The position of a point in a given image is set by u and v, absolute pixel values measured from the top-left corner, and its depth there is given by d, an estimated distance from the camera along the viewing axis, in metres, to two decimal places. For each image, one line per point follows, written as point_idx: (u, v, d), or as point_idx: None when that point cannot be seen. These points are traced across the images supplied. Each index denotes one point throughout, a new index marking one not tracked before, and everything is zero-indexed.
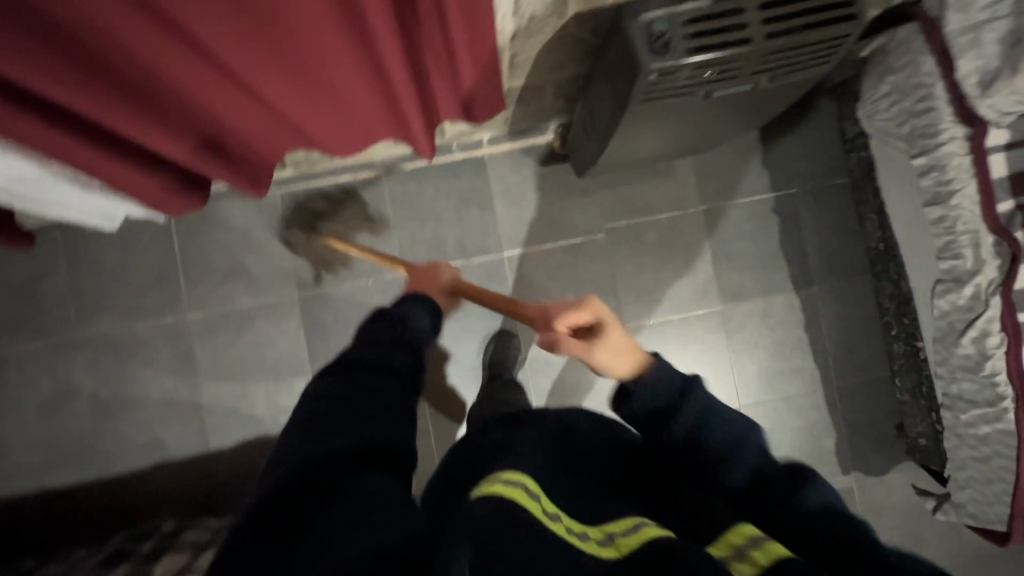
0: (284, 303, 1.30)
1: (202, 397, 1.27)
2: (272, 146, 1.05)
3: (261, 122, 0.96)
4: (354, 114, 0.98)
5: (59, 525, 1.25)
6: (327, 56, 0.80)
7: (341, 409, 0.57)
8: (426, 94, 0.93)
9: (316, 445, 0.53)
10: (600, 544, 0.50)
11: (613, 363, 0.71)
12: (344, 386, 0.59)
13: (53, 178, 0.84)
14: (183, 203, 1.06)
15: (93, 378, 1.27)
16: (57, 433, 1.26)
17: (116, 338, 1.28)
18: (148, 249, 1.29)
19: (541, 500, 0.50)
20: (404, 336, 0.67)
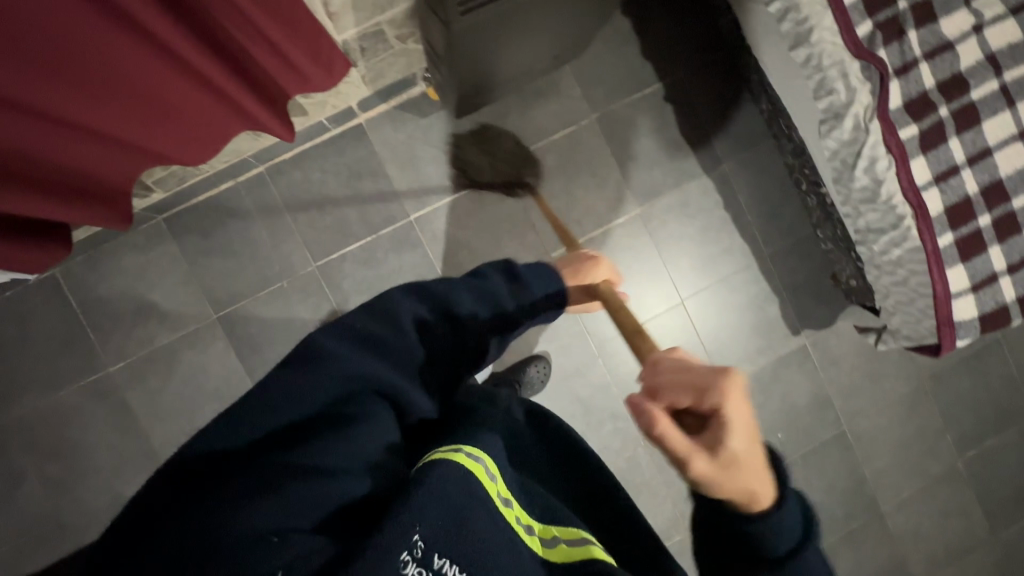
0: (205, 329, 1.25)
1: (152, 443, 1.24)
2: (116, 175, 0.94)
3: (107, 155, 0.88)
4: (191, 117, 0.89)
5: None
6: (120, 50, 0.70)
7: (383, 348, 0.70)
8: (250, 70, 0.86)
9: (334, 379, 0.64)
10: (544, 543, 0.62)
11: (704, 483, 0.48)
12: (402, 342, 0.71)
13: None
14: (40, 257, 0.97)
15: (35, 457, 1.23)
16: (18, 519, 1.23)
17: (43, 412, 1.23)
18: (46, 313, 1.23)
19: (496, 481, 0.61)
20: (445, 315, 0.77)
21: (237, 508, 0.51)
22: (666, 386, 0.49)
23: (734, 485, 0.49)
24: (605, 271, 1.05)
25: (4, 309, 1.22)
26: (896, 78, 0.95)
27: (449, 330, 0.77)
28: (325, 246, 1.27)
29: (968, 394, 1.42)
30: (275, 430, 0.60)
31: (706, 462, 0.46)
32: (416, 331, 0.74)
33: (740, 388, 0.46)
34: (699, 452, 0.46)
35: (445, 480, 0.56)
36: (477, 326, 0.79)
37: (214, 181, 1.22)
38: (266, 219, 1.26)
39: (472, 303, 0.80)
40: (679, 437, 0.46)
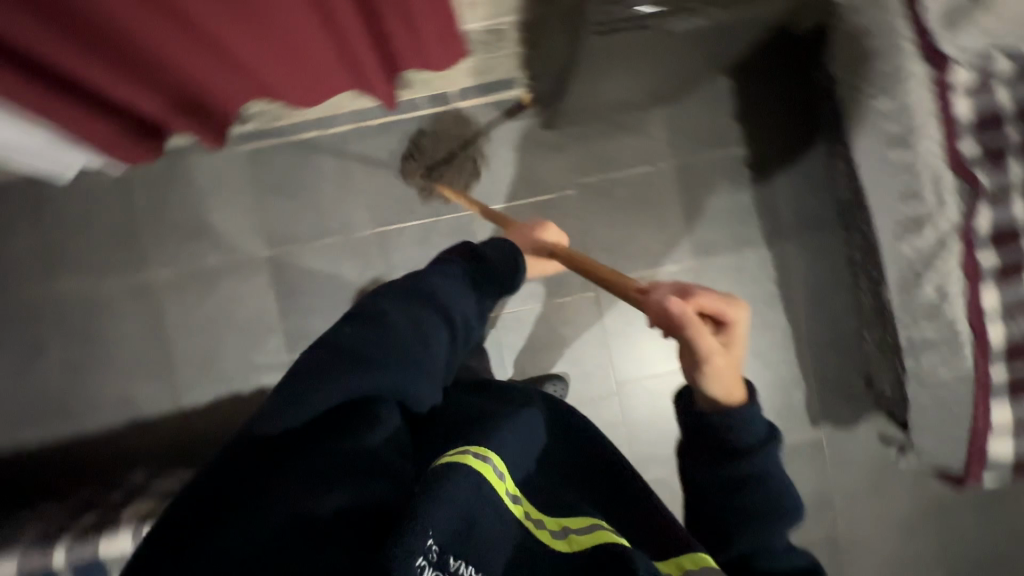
0: (254, 262, 1.29)
1: (172, 355, 1.27)
2: (222, 95, 0.95)
3: (240, 89, 0.95)
4: (321, 77, 0.96)
5: (31, 482, 1.25)
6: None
7: (388, 343, 0.74)
8: (386, 47, 0.93)
9: (344, 387, 0.70)
10: (554, 535, 0.63)
11: (711, 385, 0.65)
12: (400, 333, 0.76)
13: (28, 129, 0.84)
14: (125, 143, 0.99)
15: (62, 337, 1.27)
16: (29, 391, 1.26)
17: (82, 298, 1.27)
18: (112, 207, 1.28)
19: (506, 480, 0.62)
20: (426, 307, 0.81)
21: (267, 504, 0.58)
22: (697, 300, 0.64)
23: (728, 390, 0.66)
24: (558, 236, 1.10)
25: (76, 192, 1.27)
26: (988, 201, 0.95)
27: (438, 318, 0.81)
28: (386, 215, 1.31)
29: (975, 536, 1.37)
30: (299, 430, 0.67)
31: (720, 367, 0.64)
32: (408, 320, 0.78)
33: (746, 310, 0.65)
34: (717, 361, 0.64)
35: (459, 484, 0.57)
36: (462, 313, 0.85)
37: (302, 125, 1.26)
38: (338, 176, 1.30)
39: (450, 293, 0.85)
40: (709, 345, 0.62)
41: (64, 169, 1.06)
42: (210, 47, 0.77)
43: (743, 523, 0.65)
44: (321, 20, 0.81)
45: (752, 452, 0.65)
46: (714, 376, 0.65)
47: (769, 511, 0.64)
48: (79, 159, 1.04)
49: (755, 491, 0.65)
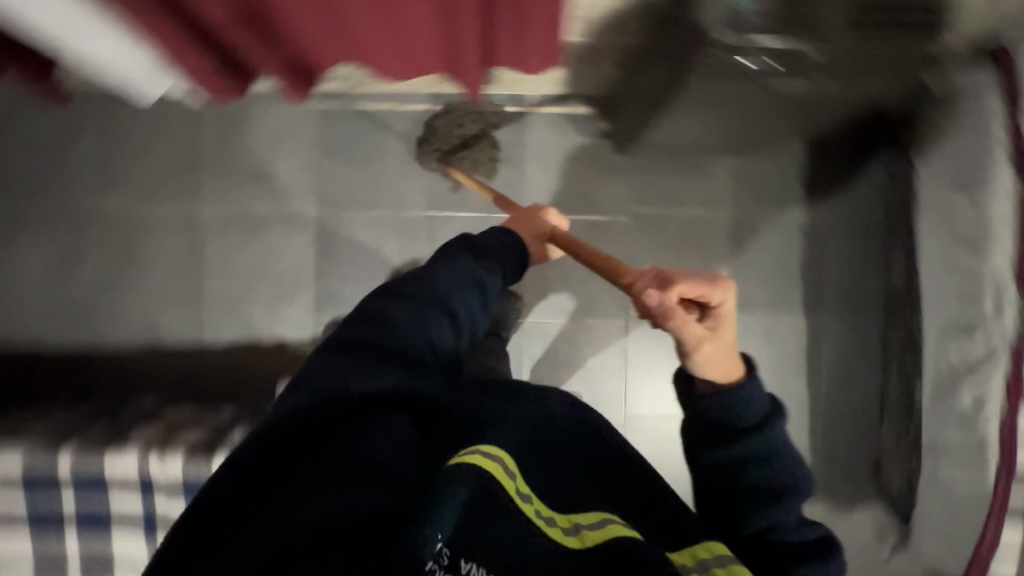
0: (301, 218, 1.30)
1: (203, 290, 1.29)
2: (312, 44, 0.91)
3: (338, 49, 0.95)
4: (419, 55, 0.96)
5: (43, 382, 1.27)
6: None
7: (392, 350, 0.70)
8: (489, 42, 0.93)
9: (354, 386, 0.65)
10: (565, 532, 0.56)
11: (700, 366, 0.63)
12: (400, 335, 0.71)
13: (128, 44, 0.86)
14: (205, 76, 0.95)
15: (102, 250, 1.28)
16: (59, 295, 1.28)
17: (129, 217, 1.29)
18: (177, 135, 1.29)
19: (515, 479, 0.58)
20: (430, 303, 0.75)
21: (277, 508, 0.53)
22: (682, 283, 0.61)
23: (717, 370, 0.63)
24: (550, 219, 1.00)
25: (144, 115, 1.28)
26: None
27: (440, 318, 0.74)
28: (439, 201, 1.31)
29: None
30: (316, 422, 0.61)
31: (706, 349, 0.62)
32: (409, 320, 0.72)
33: (732, 289, 0.63)
34: (702, 343, 0.62)
35: (469, 484, 0.54)
36: (467, 313, 0.77)
37: (379, 97, 1.27)
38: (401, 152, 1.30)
39: (455, 291, 0.77)
40: (691, 330, 0.61)
41: (148, 91, 1.08)
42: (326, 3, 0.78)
43: (752, 503, 0.62)
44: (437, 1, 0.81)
45: (759, 429, 0.63)
46: (702, 357, 0.63)
47: (778, 493, 0.62)
48: (165, 84, 1.05)
49: (766, 467, 0.63)
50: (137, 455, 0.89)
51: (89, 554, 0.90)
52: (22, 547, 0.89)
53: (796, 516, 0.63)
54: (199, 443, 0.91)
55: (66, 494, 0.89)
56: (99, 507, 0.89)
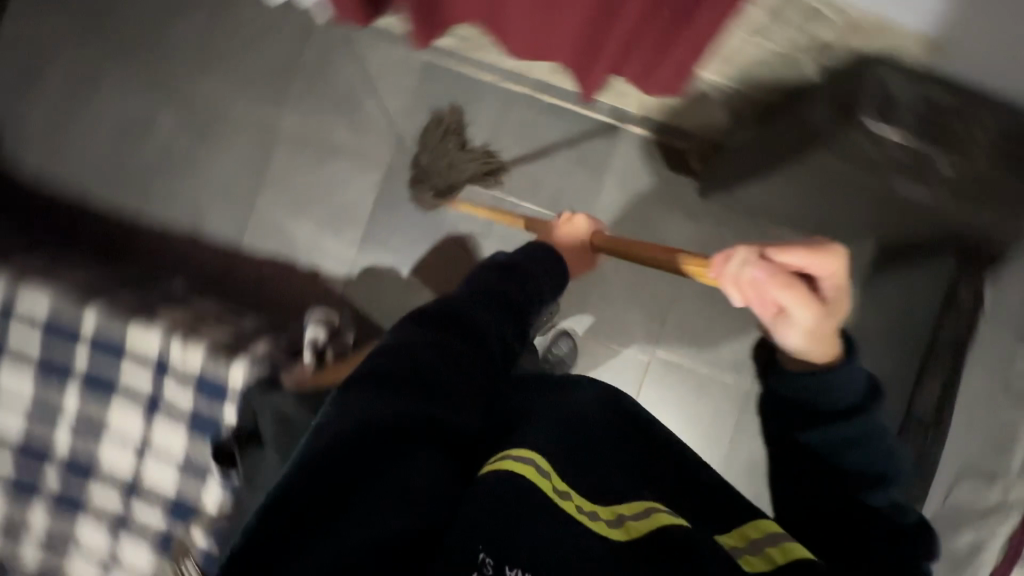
0: (373, 158, 1.27)
1: (258, 196, 1.28)
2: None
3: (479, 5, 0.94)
4: (548, 44, 0.93)
5: (81, 231, 1.27)
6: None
7: (416, 371, 0.55)
8: (622, 60, 0.91)
9: (381, 405, 0.51)
10: (609, 524, 0.51)
11: (805, 346, 0.60)
12: (423, 358, 0.56)
13: None
14: None
15: (176, 126, 1.28)
16: (121, 155, 1.28)
17: (211, 102, 1.27)
18: (283, 39, 1.27)
19: (551, 477, 0.52)
20: (456, 327, 0.61)
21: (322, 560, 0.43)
22: (785, 258, 0.58)
23: (823, 348, 0.60)
24: (587, 232, 0.93)
25: (257, 9, 1.27)
26: None
27: (468, 340, 0.61)
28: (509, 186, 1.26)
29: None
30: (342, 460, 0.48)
31: (818, 330, 0.58)
32: (432, 345, 0.58)
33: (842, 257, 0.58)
34: (812, 325, 0.58)
35: (499, 494, 0.49)
36: (501, 337, 0.65)
37: (486, 67, 1.23)
38: (487, 127, 1.25)
39: (486, 314, 0.64)
40: (803, 313, 0.57)
41: None
42: None
43: (836, 476, 0.62)
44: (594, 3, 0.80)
45: (852, 409, 0.61)
46: (816, 335, 0.59)
47: (859, 470, 0.61)
48: None
49: (851, 443, 0.61)
50: (160, 335, 0.88)
51: (84, 414, 0.89)
52: (23, 386, 0.89)
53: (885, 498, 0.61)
54: (222, 344, 0.89)
55: (81, 349, 0.89)
56: (107, 373, 0.89)
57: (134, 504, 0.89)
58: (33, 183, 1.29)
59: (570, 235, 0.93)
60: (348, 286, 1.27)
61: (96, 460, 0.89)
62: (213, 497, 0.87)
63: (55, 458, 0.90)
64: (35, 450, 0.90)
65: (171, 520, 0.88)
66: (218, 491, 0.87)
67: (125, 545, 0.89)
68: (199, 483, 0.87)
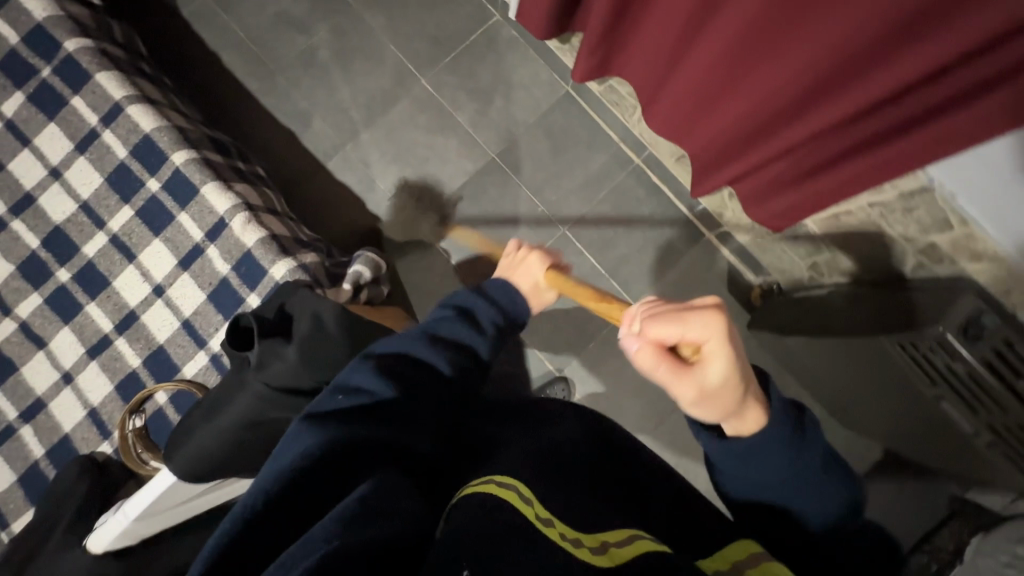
0: (479, 149, 1.32)
1: (363, 131, 1.33)
2: (641, 41, 0.94)
3: (652, 65, 0.95)
4: (698, 124, 0.94)
5: (198, 84, 1.32)
6: (842, 31, 0.63)
7: (383, 405, 0.59)
8: (746, 179, 0.89)
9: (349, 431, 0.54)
10: (593, 549, 0.45)
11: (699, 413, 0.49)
12: (384, 393, 0.59)
13: None
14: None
15: (327, 41, 1.34)
16: (267, 39, 1.33)
17: (368, 37, 1.34)
18: (457, 17, 1.34)
19: (533, 505, 0.48)
20: (417, 370, 0.64)
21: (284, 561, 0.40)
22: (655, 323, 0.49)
23: (726, 413, 0.49)
24: (540, 270, 0.74)
25: None
26: None
27: (427, 383, 0.63)
28: (585, 233, 1.28)
29: None
30: (322, 473, 0.51)
31: (693, 399, 0.48)
32: (393, 385, 0.61)
33: (716, 317, 0.47)
34: (690, 395, 0.48)
35: (481, 513, 0.45)
36: (457, 389, 0.66)
37: (619, 124, 1.28)
38: (591, 175, 1.29)
39: (444, 359, 0.65)
40: (675, 386, 0.48)
41: None
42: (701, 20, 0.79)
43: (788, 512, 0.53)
44: (758, 110, 0.80)
45: (789, 435, 0.50)
46: (711, 406, 0.49)
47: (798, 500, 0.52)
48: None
49: (795, 476, 0.51)
50: (232, 202, 0.89)
51: (126, 232, 0.89)
52: (88, 181, 0.89)
53: (824, 514, 0.52)
54: (278, 236, 0.90)
55: (158, 177, 0.89)
56: (168, 210, 0.89)
57: (121, 336, 0.87)
58: (179, 22, 1.33)
59: (517, 272, 0.75)
60: (395, 246, 1.30)
61: (110, 279, 0.88)
62: (196, 369, 0.85)
63: (74, 258, 0.89)
64: (62, 242, 0.89)
65: (145, 367, 0.86)
66: (203, 363, 0.85)
67: (90, 367, 0.87)
68: (190, 347, 0.86)
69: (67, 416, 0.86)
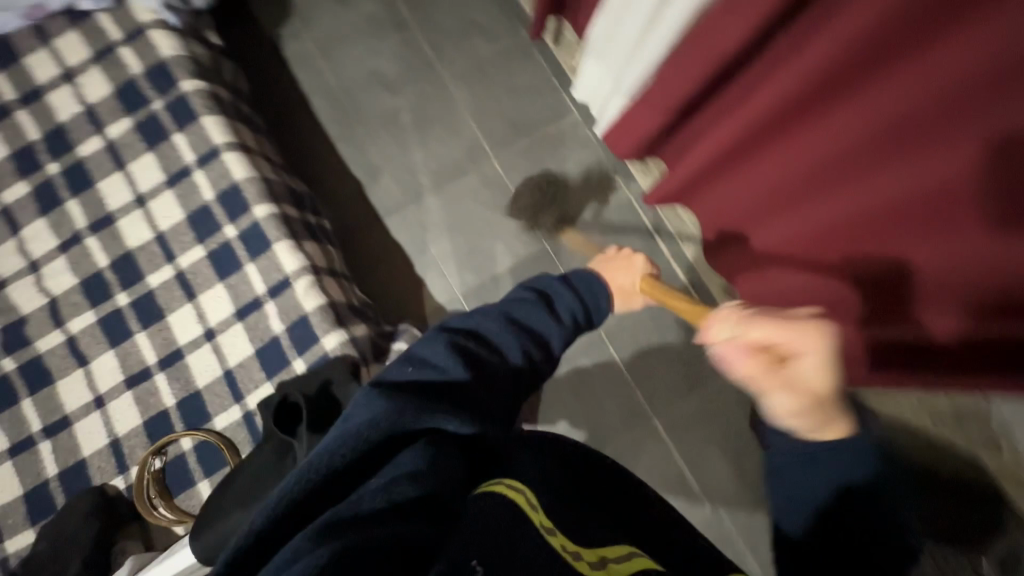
0: (535, 236, 1.33)
1: (427, 195, 1.35)
2: (739, 180, 0.86)
3: (737, 200, 0.88)
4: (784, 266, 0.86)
5: (285, 122, 1.38)
6: (985, 246, 0.60)
7: (451, 383, 0.58)
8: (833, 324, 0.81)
9: (405, 409, 0.52)
10: (591, 563, 0.43)
11: (795, 424, 0.54)
12: (455, 373, 0.59)
13: (641, 60, 0.85)
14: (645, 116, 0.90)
15: (411, 104, 1.39)
16: (357, 92, 1.39)
17: (450, 107, 1.38)
18: (540, 106, 1.37)
19: (536, 509, 0.46)
20: (484, 356, 0.62)
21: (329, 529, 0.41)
22: (756, 329, 0.59)
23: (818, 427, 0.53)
24: (641, 273, 0.81)
25: (538, 73, 1.38)
26: None
27: (491, 370, 0.61)
28: None
29: None
30: (371, 452, 0.50)
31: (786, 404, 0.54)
32: (464, 365, 0.60)
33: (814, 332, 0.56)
34: (789, 401, 0.53)
35: (490, 511, 0.44)
36: (519, 376, 0.64)
37: (675, 244, 1.30)
38: None
39: (516, 344, 0.65)
40: (772, 390, 0.55)
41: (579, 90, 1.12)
42: (821, 174, 0.73)
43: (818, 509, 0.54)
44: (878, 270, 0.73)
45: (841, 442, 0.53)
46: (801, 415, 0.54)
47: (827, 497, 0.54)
48: (597, 100, 1.06)
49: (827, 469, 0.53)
50: (300, 263, 0.90)
51: (192, 271, 0.91)
52: (170, 214, 0.92)
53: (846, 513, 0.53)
54: (336, 304, 0.91)
55: (236, 224, 0.92)
56: (238, 258, 0.91)
57: (162, 372, 0.88)
58: (280, 62, 1.40)
59: (618, 270, 0.82)
60: (435, 313, 1.31)
61: (166, 312, 0.89)
62: (227, 422, 0.85)
63: (137, 285, 0.90)
64: (129, 267, 0.91)
65: (178, 409, 0.86)
66: (235, 418, 0.86)
67: (124, 397, 0.87)
68: (226, 399, 0.86)
69: (89, 441, 0.86)
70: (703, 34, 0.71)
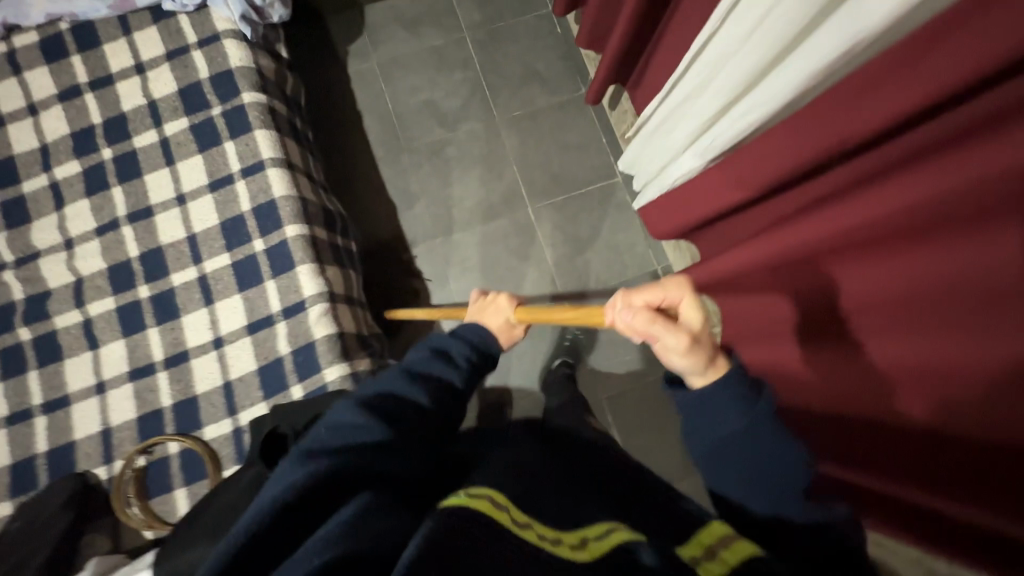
0: (554, 292, 1.32)
1: (457, 230, 1.36)
2: (783, 285, 0.81)
3: (779, 301, 0.83)
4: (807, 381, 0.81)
5: (335, 135, 1.41)
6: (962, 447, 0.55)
7: (370, 442, 0.55)
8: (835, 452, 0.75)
9: (326, 464, 0.51)
10: (573, 547, 0.45)
11: (685, 365, 0.51)
12: (373, 431, 0.56)
13: (703, 151, 0.83)
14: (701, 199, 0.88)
15: (459, 139, 1.41)
16: (410, 119, 1.42)
17: (496, 149, 1.40)
18: (584, 165, 1.38)
19: (508, 511, 0.47)
20: (393, 409, 0.60)
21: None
22: (638, 295, 0.52)
23: (706, 364, 0.52)
24: (508, 313, 0.74)
25: (588, 133, 1.40)
26: None
27: (407, 421, 0.59)
28: None
29: None
30: (297, 509, 0.48)
31: (685, 346, 0.49)
32: (377, 420, 0.57)
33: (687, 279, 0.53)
34: (685, 345, 0.49)
35: (443, 520, 0.43)
36: (436, 425, 0.62)
37: None
38: None
39: (420, 394, 0.63)
40: (664, 335, 0.49)
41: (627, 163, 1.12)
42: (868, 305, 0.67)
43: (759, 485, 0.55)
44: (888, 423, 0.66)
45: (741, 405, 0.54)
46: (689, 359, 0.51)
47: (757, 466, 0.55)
48: (646, 175, 1.05)
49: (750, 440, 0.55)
50: (319, 288, 0.91)
51: (214, 276, 0.92)
52: (206, 218, 0.94)
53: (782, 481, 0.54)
54: (345, 334, 0.91)
55: (265, 239, 0.93)
56: (261, 273, 0.92)
57: (165, 370, 0.89)
58: (342, 78, 1.44)
59: (489, 311, 0.75)
60: None
61: (181, 312, 0.91)
62: (216, 434, 0.86)
63: (160, 280, 0.92)
64: (155, 261, 0.93)
65: (172, 411, 0.87)
66: (225, 431, 0.87)
67: (124, 388, 0.88)
68: (220, 411, 0.87)
69: (82, 425, 0.87)
70: (789, 131, 0.67)
